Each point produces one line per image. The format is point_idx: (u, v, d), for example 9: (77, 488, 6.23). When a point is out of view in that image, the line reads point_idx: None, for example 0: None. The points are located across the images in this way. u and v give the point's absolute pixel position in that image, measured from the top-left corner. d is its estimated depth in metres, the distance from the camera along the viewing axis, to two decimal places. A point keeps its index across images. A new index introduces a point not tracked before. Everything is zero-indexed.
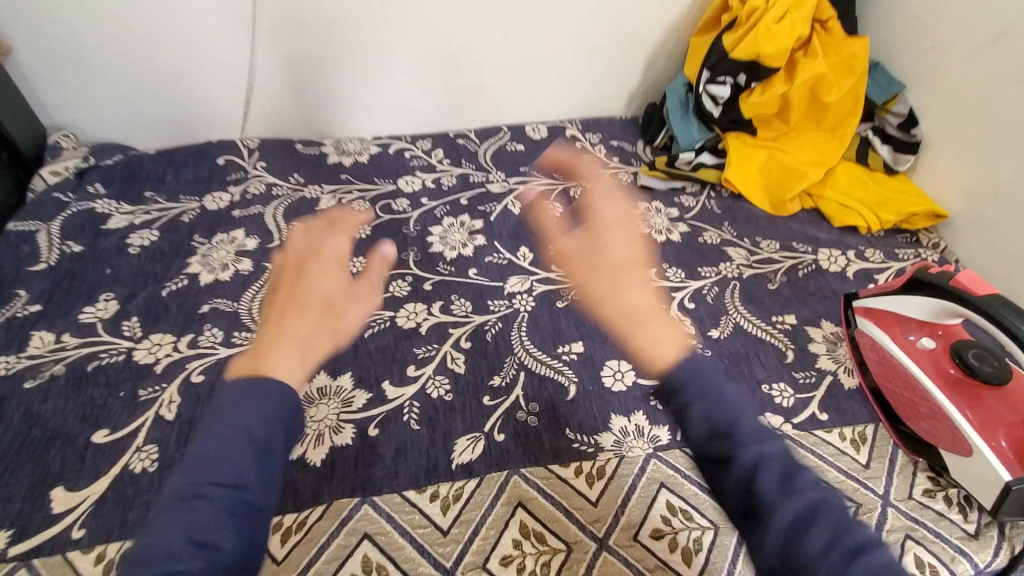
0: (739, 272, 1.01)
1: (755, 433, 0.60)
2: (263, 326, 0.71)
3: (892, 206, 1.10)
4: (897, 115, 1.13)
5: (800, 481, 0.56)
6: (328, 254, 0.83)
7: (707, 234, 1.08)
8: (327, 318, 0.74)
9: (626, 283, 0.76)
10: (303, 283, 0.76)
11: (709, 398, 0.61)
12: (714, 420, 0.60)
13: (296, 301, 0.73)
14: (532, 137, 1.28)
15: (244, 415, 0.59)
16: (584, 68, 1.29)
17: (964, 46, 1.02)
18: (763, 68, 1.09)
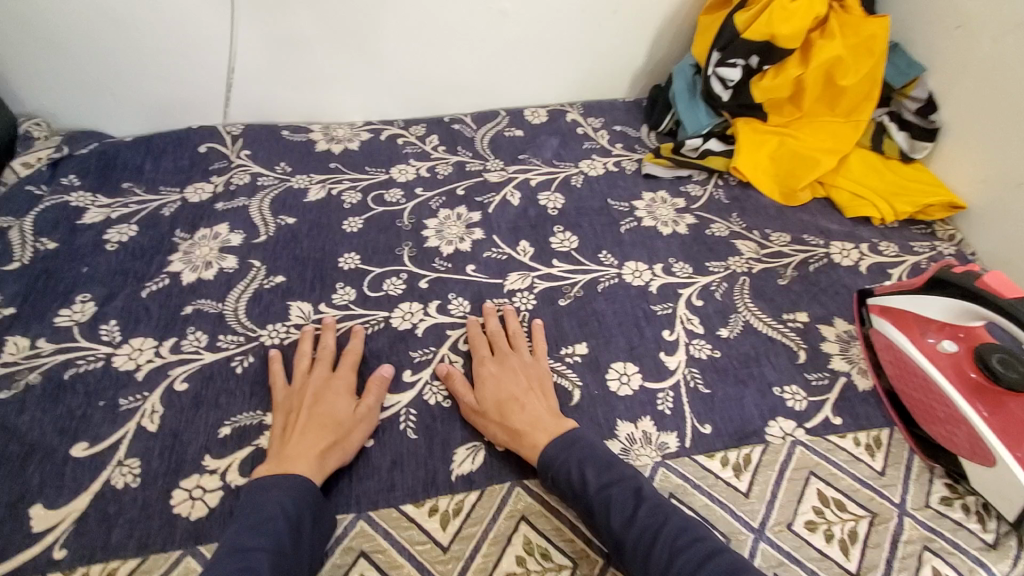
0: (749, 267, 0.97)
1: (600, 473, 0.63)
2: (278, 444, 0.66)
3: (908, 195, 1.05)
4: (915, 100, 1.08)
5: (642, 507, 0.60)
6: (354, 367, 0.76)
7: (716, 226, 1.04)
8: (345, 438, 0.67)
9: (504, 404, 0.70)
10: (321, 401, 0.69)
11: (574, 463, 0.64)
12: (571, 485, 0.63)
13: (320, 423, 0.67)
14: (531, 122, 1.22)
15: (276, 500, 0.59)
16: (586, 49, 1.22)
17: (991, 28, 0.96)
18: (776, 50, 1.03)
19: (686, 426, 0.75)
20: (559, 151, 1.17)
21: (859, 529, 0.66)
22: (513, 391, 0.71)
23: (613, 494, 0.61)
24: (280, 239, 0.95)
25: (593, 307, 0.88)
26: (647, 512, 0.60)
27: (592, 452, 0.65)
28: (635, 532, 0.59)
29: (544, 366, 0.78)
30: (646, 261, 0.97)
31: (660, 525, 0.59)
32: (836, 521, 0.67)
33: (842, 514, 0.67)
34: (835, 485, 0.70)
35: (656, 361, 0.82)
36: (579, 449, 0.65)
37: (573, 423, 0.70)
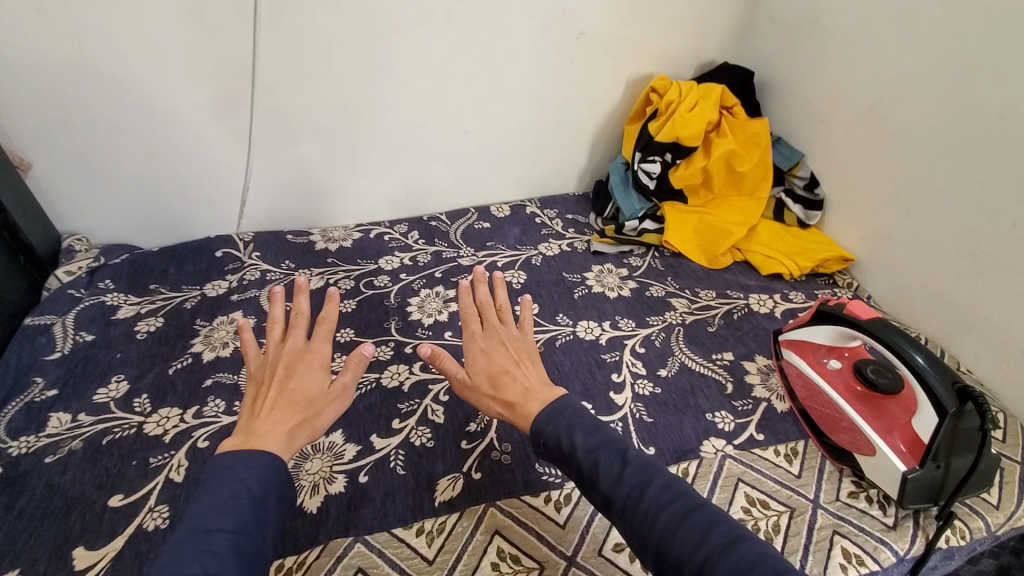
0: (682, 319, 1.16)
1: (588, 437, 0.72)
2: (247, 419, 0.72)
3: (808, 253, 1.27)
4: (802, 178, 1.34)
5: (627, 470, 0.68)
6: (329, 336, 0.81)
7: (654, 288, 1.24)
8: (316, 417, 0.74)
9: (496, 376, 0.83)
10: (295, 374, 0.76)
11: (564, 432, 0.73)
12: (563, 448, 0.72)
13: (294, 396, 0.74)
14: (496, 216, 1.46)
15: (245, 477, 0.64)
16: (538, 155, 1.50)
17: (842, 123, 1.24)
18: (684, 147, 1.31)
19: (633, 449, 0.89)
20: (521, 238, 1.39)
21: (781, 521, 0.79)
22: (503, 365, 0.84)
23: (602, 458, 0.69)
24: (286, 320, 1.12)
25: (553, 359, 1.05)
26: (632, 472, 0.67)
27: (580, 421, 0.74)
28: (624, 489, 0.66)
29: (527, 339, 0.90)
30: (596, 320, 1.15)
31: (645, 487, 0.65)
32: (761, 517, 0.79)
33: (766, 511, 0.80)
34: (759, 488, 0.83)
35: (606, 399, 0.97)
36: (566, 418, 0.74)
37: (563, 392, 0.80)
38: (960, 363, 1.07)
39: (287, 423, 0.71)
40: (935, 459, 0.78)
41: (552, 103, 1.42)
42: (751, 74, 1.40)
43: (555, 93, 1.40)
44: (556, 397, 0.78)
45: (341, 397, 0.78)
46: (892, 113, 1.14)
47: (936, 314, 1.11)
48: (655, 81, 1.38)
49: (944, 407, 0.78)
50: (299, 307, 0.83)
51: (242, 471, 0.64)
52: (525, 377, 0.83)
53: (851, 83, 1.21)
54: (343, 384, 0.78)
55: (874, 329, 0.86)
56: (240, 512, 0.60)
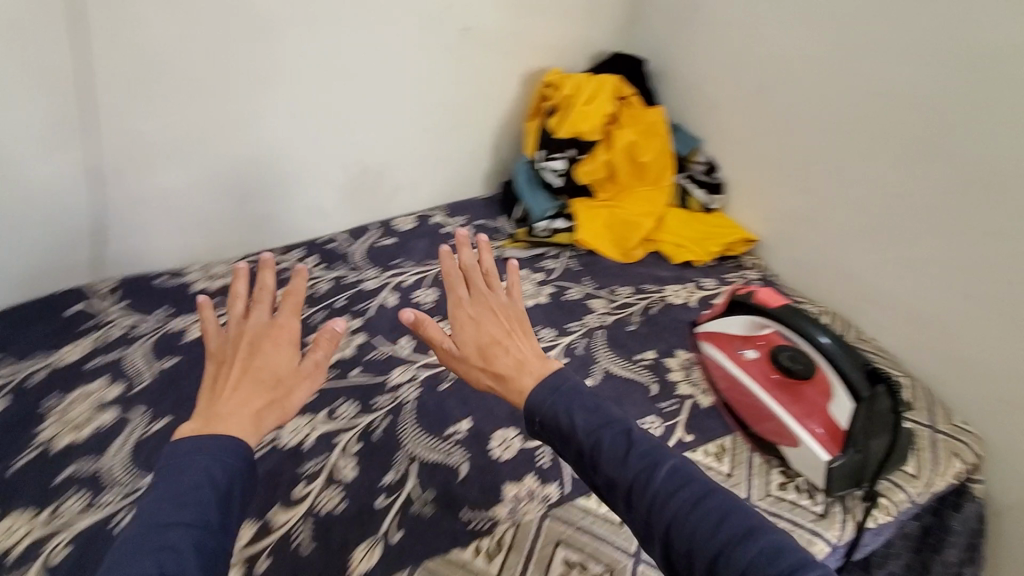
0: (602, 321, 1.12)
1: (588, 416, 0.66)
2: (206, 403, 0.63)
3: (715, 238, 1.28)
4: (700, 164, 1.35)
5: (634, 452, 0.63)
6: (297, 309, 0.72)
7: (572, 291, 1.20)
8: (285, 398, 0.66)
9: (485, 346, 0.76)
10: (260, 353, 0.67)
11: (561, 410, 0.67)
12: (560, 428, 0.66)
13: (261, 377, 0.66)
14: (401, 229, 1.36)
15: (207, 463, 0.56)
16: (438, 160, 1.41)
17: (732, 107, 1.26)
18: (585, 142, 1.29)
19: (565, 474, 0.83)
20: (429, 252, 1.30)
21: None
22: (492, 335, 0.77)
23: (606, 439, 0.64)
24: (162, 382, 0.98)
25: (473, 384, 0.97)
26: (638, 454, 0.62)
27: (579, 397, 0.68)
28: (630, 472, 0.62)
29: (518, 306, 0.83)
30: None
31: (651, 472, 0.62)
32: None
33: None
34: None
35: None
36: (566, 392, 0.69)
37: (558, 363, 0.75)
38: (862, 331, 1.12)
39: (254, 405, 0.63)
40: (855, 446, 0.79)
41: (446, 104, 1.33)
42: (641, 63, 1.40)
43: (448, 94, 1.32)
44: (550, 367, 0.73)
45: (314, 379, 0.69)
46: (778, 94, 1.16)
47: (838, 285, 1.15)
48: (549, 75, 1.35)
49: (859, 392, 0.80)
50: (263, 280, 0.73)
51: (210, 453, 0.57)
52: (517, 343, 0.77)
53: (738, 67, 1.22)
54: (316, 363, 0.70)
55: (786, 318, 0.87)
56: (201, 503, 0.54)
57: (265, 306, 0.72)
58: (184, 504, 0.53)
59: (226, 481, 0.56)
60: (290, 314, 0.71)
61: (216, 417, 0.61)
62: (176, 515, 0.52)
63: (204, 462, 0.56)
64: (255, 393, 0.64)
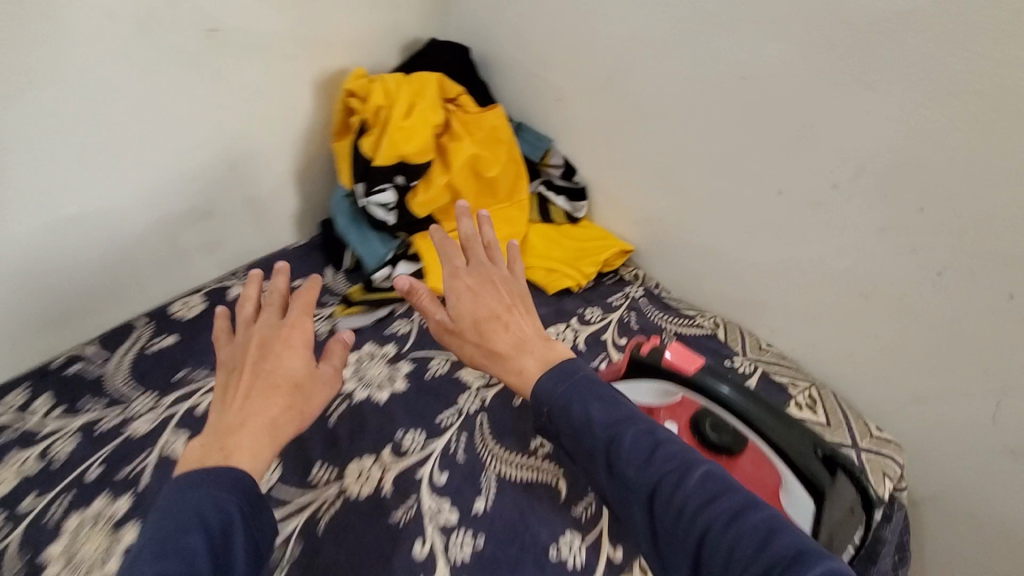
0: (481, 399, 0.90)
1: (605, 415, 0.66)
2: (221, 415, 0.65)
3: (590, 255, 1.08)
4: (557, 167, 1.13)
5: (657, 455, 0.62)
6: (307, 311, 0.73)
7: (434, 364, 0.95)
8: (305, 404, 0.68)
9: (482, 323, 0.78)
10: (271, 358, 0.68)
11: (578, 399, 0.68)
12: (574, 418, 0.67)
13: (275, 384, 0.67)
14: (182, 320, 1.00)
15: (207, 499, 0.56)
16: (218, 214, 1.05)
17: (582, 95, 1.04)
18: (415, 166, 0.99)
19: None
20: None
21: None
22: (492, 310, 0.78)
23: (626, 439, 0.64)
24: None
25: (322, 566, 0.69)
26: (662, 457, 0.62)
27: (595, 392, 0.69)
28: (654, 475, 0.61)
29: (519, 283, 0.84)
30: (371, 451, 0.81)
31: (684, 475, 0.60)
32: None
33: None
34: None
35: None
36: (574, 381, 0.70)
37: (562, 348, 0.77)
38: (759, 337, 1.00)
39: (268, 420, 0.64)
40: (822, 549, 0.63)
41: (204, 143, 0.97)
42: (465, 50, 1.13)
43: (203, 130, 0.96)
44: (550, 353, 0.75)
45: (325, 389, 0.71)
46: (631, 80, 0.96)
47: (726, 290, 1.01)
48: (349, 81, 1.02)
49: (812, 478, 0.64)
50: (275, 284, 0.74)
51: (214, 486, 0.57)
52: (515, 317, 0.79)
53: (581, 48, 1.00)
54: (326, 374, 0.71)
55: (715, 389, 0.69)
56: (188, 547, 0.52)
57: (274, 305, 0.73)
58: (172, 545, 0.52)
59: (218, 514, 0.55)
60: (299, 314, 0.72)
61: (225, 434, 0.63)
62: (162, 555, 0.51)
63: (207, 492, 0.56)
64: (274, 407, 0.65)
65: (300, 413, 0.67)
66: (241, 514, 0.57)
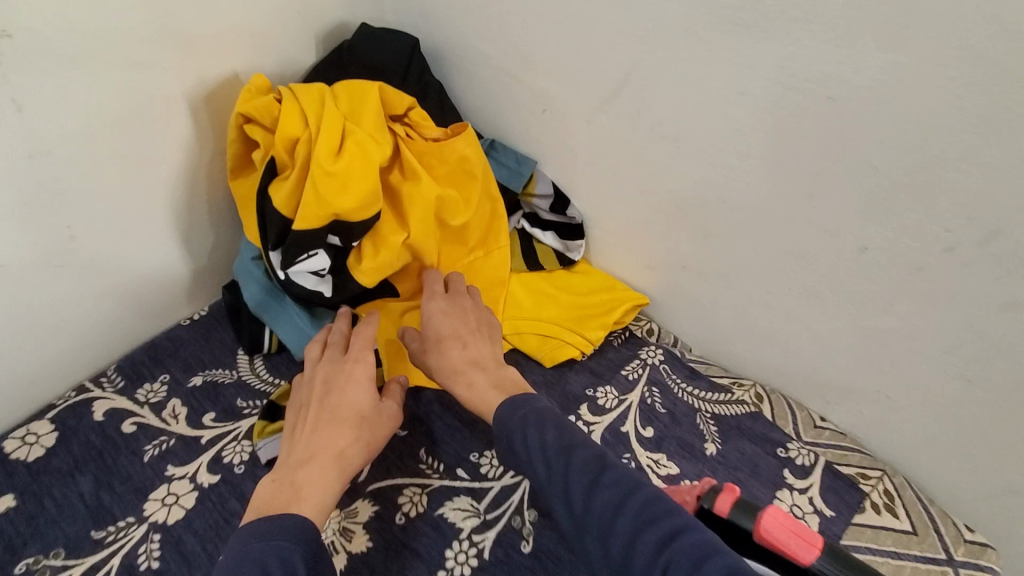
0: (477, 551, 0.65)
1: (561, 435, 0.56)
2: (289, 450, 0.62)
3: (594, 313, 0.84)
4: (544, 197, 0.86)
5: (605, 474, 0.52)
6: (369, 345, 0.69)
7: (406, 499, 0.69)
8: (373, 436, 0.64)
9: (442, 341, 0.68)
10: (335, 392, 0.65)
11: (530, 419, 0.58)
12: (523, 442, 0.57)
13: (342, 416, 0.63)
14: (25, 464, 0.69)
15: (266, 552, 0.49)
16: (68, 298, 0.73)
17: (576, 107, 0.77)
18: (356, 225, 0.70)
19: None
20: (88, 513, 0.66)
21: None
22: (456, 327, 0.69)
23: (575, 459, 0.53)
24: None
25: None
26: (611, 482, 0.51)
27: (552, 415, 0.59)
28: (597, 501, 0.50)
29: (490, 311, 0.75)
30: None
31: (625, 501, 0.50)
32: None
33: None
34: None
35: None
36: (532, 403, 0.60)
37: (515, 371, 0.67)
38: (811, 410, 0.80)
39: (336, 452, 0.60)
40: None
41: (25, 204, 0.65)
42: (414, 42, 0.83)
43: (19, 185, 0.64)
44: (506, 375, 0.66)
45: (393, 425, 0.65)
46: (647, 90, 0.71)
47: (768, 356, 0.81)
48: (241, 100, 0.71)
49: None
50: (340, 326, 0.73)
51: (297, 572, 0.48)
52: (472, 332, 0.70)
53: (574, 45, 0.72)
54: (394, 407, 0.68)
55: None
56: None
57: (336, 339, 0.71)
58: None
59: (285, 569, 0.48)
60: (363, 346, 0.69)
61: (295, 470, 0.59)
62: None
63: (272, 544, 0.50)
64: (342, 442, 0.61)
65: (369, 448, 0.63)
66: (308, 566, 0.50)
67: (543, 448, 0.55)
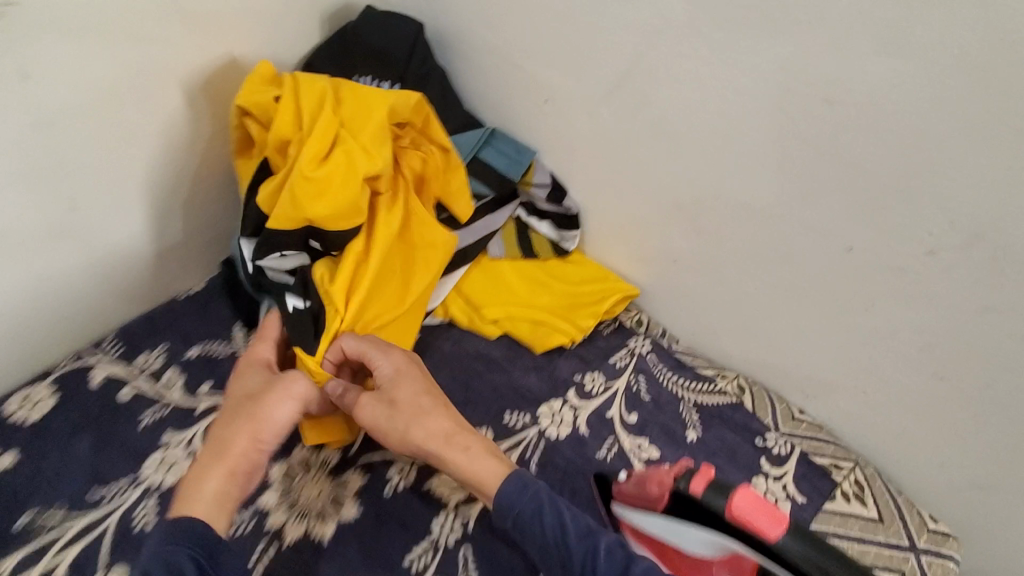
0: (462, 524, 0.68)
1: (578, 523, 0.58)
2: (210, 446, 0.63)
3: (585, 303, 0.87)
4: (541, 185, 0.87)
5: (633, 565, 0.54)
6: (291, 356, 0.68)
7: (395, 473, 0.71)
8: (271, 418, 0.61)
9: (405, 404, 0.64)
10: (243, 388, 0.64)
11: (541, 506, 0.59)
12: (542, 532, 0.58)
13: (255, 423, 0.60)
14: (23, 426, 0.71)
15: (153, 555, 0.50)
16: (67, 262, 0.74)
17: (577, 99, 0.79)
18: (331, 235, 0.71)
19: None
20: (86, 474, 0.68)
21: None
22: (417, 389, 0.65)
23: (602, 550, 0.55)
24: None
25: None
26: (640, 571, 0.54)
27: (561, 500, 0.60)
28: None
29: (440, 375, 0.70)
30: None
31: None
32: None
33: None
34: None
35: None
36: (536, 491, 0.60)
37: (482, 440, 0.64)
38: (790, 403, 0.83)
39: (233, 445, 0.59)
40: None
41: (33, 168, 0.66)
42: (418, 26, 0.84)
43: (29, 147, 0.65)
44: (475, 447, 0.63)
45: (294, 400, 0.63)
46: (648, 84, 0.72)
47: (754, 350, 0.83)
48: (244, 92, 0.73)
49: None
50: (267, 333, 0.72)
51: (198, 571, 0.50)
52: (441, 401, 0.66)
53: (579, 37, 0.74)
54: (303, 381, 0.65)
55: (801, 562, 0.50)
56: None
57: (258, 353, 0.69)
58: None
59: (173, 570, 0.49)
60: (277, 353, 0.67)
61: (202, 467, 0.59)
62: None
63: (156, 547, 0.51)
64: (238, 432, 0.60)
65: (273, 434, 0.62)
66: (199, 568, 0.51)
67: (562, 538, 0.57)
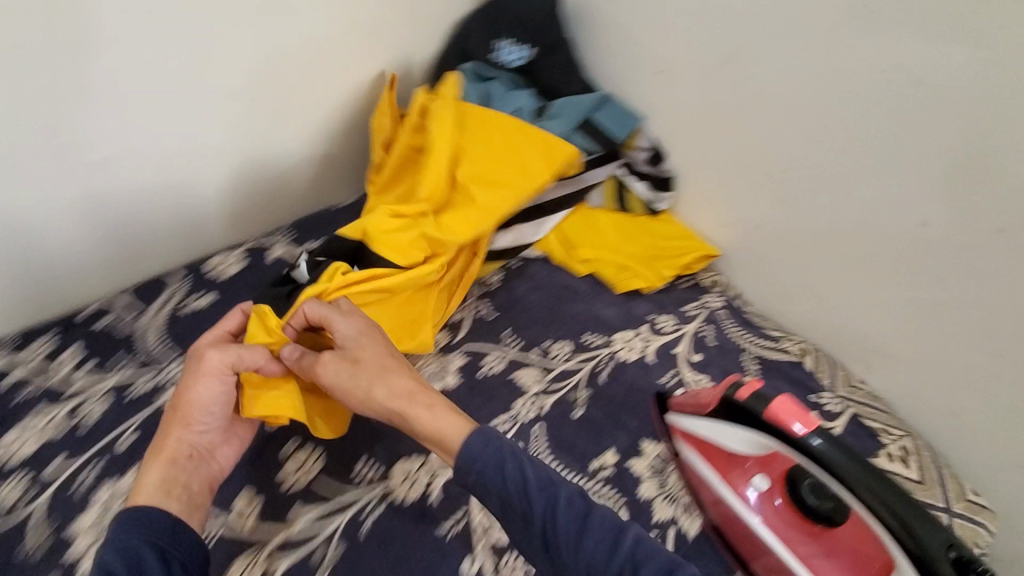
0: (539, 406, 0.81)
1: (538, 473, 0.57)
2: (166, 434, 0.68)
3: (666, 255, 0.98)
4: (642, 149, 1.00)
5: (592, 517, 0.55)
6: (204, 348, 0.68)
7: (490, 360, 0.86)
8: (193, 406, 0.65)
9: (364, 368, 0.65)
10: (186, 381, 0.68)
11: (496, 462, 0.57)
12: (499, 485, 0.56)
13: (180, 413, 0.65)
14: (220, 278, 0.92)
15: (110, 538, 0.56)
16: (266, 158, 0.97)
17: (689, 72, 0.91)
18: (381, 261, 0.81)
19: None
20: None
21: None
22: (378, 353, 0.66)
23: (561, 501, 0.55)
24: None
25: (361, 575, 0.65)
26: (600, 521, 0.55)
27: (513, 447, 0.58)
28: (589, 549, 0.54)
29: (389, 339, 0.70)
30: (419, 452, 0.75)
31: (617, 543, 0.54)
32: None
33: None
34: None
35: None
36: (495, 446, 0.58)
37: (444, 408, 0.63)
38: (850, 372, 0.89)
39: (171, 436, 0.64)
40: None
41: (260, 79, 0.89)
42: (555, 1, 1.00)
43: (261, 62, 0.88)
44: (433, 412, 0.62)
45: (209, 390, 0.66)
46: (755, 61, 0.83)
47: (820, 317, 0.90)
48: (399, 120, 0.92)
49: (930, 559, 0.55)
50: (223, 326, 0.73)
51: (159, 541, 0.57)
52: (397, 363, 0.66)
53: (700, 18, 0.86)
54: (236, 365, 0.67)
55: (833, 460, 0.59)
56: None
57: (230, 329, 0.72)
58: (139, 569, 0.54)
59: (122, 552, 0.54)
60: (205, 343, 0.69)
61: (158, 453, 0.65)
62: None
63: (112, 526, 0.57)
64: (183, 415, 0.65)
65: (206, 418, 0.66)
66: (152, 547, 0.56)
67: (517, 485, 0.56)
